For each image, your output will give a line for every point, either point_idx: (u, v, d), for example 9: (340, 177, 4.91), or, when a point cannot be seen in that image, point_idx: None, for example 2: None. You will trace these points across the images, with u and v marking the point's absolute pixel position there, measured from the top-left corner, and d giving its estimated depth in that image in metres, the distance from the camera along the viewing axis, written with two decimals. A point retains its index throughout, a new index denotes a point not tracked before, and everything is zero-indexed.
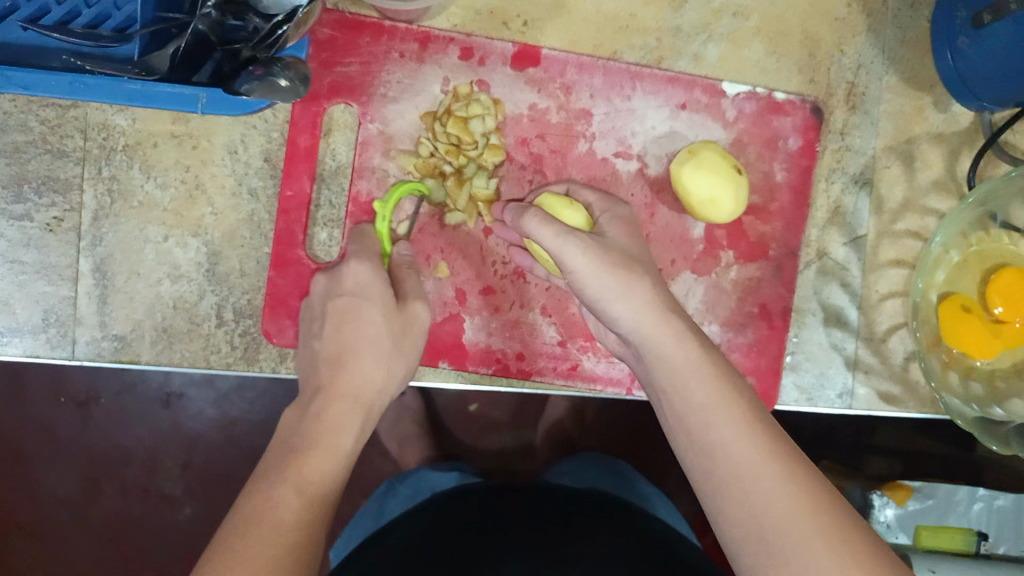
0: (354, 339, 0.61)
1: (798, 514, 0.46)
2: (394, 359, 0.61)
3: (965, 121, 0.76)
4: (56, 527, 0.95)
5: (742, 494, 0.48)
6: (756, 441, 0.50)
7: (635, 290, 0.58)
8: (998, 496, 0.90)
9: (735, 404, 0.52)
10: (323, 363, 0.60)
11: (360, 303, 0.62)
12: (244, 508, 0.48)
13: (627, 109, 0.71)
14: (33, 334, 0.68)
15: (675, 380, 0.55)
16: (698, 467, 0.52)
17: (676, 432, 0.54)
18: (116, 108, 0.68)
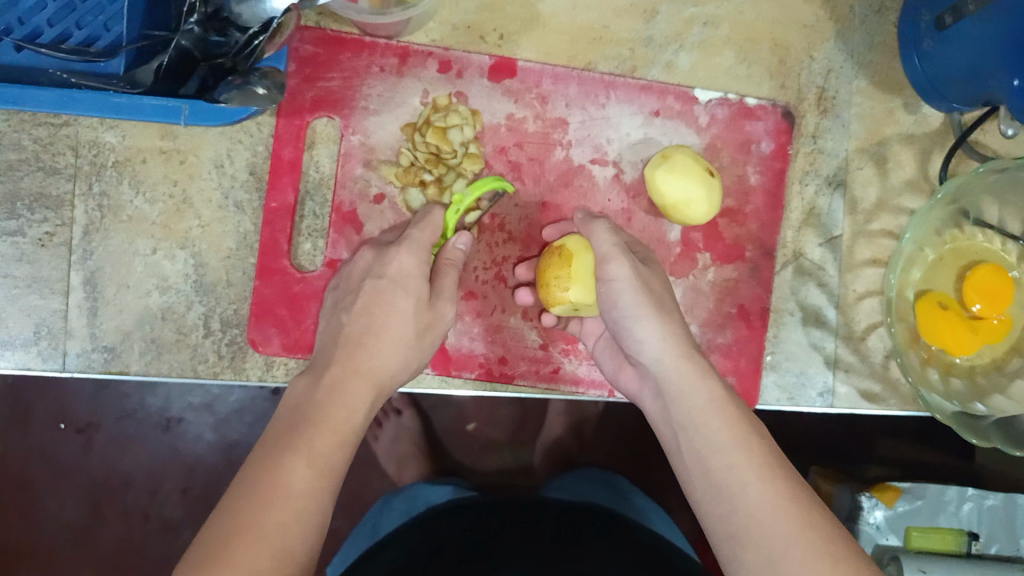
0: (382, 326, 0.60)
1: (817, 562, 0.47)
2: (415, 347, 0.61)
3: (934, 122, 0.77)
4: (47, 560, 0.92)
5: (758, 536, 0.50)
6: (773, 485, 0.52)
7: (663, 326, 0.61)
8: (987, 496, 0.89)
9: (756, 447, 0.55)
10: (344, 341, 0.59)
11: (393, 290, 0.61)
12: (252, 481, 0.47)
13: (602, 117, 0.73)
14: (24, 347, 0.70)
15: (696, 414, 0.58)
16: (714, 501, 0.54)
17: (692, 468, 0.57)
18: (106, 127, 0.71)
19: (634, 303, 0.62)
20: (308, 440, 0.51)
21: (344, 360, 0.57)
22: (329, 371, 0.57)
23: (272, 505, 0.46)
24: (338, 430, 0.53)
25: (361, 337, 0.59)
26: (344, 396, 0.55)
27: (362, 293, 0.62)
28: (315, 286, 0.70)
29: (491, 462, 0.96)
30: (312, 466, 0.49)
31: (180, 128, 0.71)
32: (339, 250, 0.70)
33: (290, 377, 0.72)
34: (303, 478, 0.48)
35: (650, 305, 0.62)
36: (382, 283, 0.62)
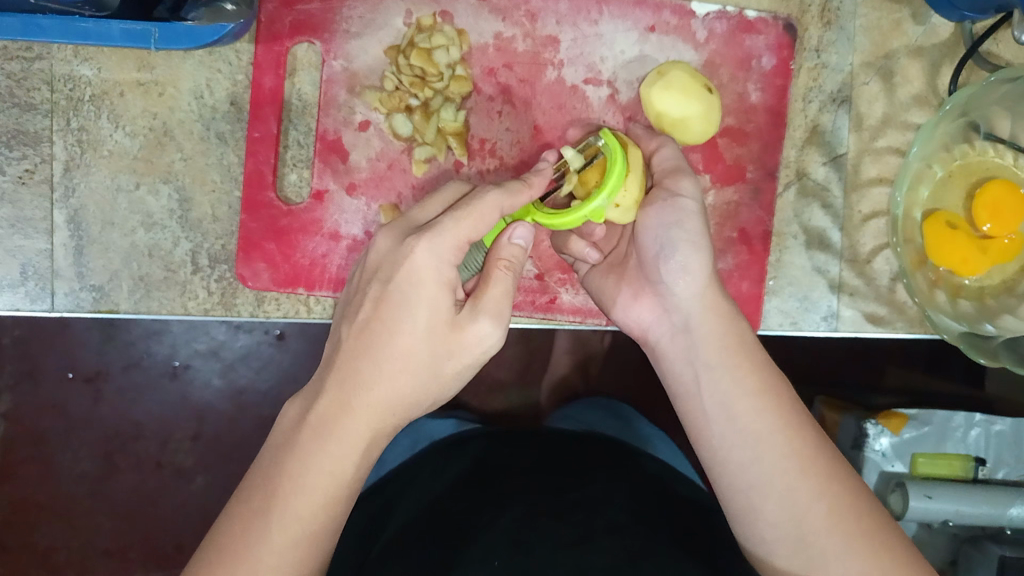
0: (388, 353, 0.52)
1: (841, 519, 0.52)
2: (431, 379, 0.54)
3: (945, 33, 0.74)
4: (77, 502, 1.06)
5: (784, 490, 0.54)
6: (802, 442, 0.55)
7: (705, 265, 0.60)
8: (995, 421, 0.86)
9: (784, 397, 0.57)
10: (341, 365, 0.52)
11: (404, 310, 0.52)
12: (230, 533, 0.49)
13: (595, 34, 0.70)
14: (12, 288, 0.69)
15: (726, 359, 0.58)
16: (740, 447, 0.56)
17: (714, 412, 0.57)
18: (81, 59, 0.69)
19: (694, 233, 0.60)
20: (283, 503, 0.49)
21: (336, 393, 0.51)
22: (318, 401, 0.51)
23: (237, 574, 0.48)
24: (321, 487, 0.50)
25: (369, 361, 0.52)
26: (334, 439, 0.51)
27: (366, 304, 0.53)
28: (303, 219, 0.69)
29: (498, 403, 1.02)
30: (284, 533, 0.49)
31: (156, 58, 0.69)
32: (326, 180, 0.69)
33: (282, 313, 0.72)
34: (274, 549, 0.49)
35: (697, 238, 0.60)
36: (393, 297, 0.52)
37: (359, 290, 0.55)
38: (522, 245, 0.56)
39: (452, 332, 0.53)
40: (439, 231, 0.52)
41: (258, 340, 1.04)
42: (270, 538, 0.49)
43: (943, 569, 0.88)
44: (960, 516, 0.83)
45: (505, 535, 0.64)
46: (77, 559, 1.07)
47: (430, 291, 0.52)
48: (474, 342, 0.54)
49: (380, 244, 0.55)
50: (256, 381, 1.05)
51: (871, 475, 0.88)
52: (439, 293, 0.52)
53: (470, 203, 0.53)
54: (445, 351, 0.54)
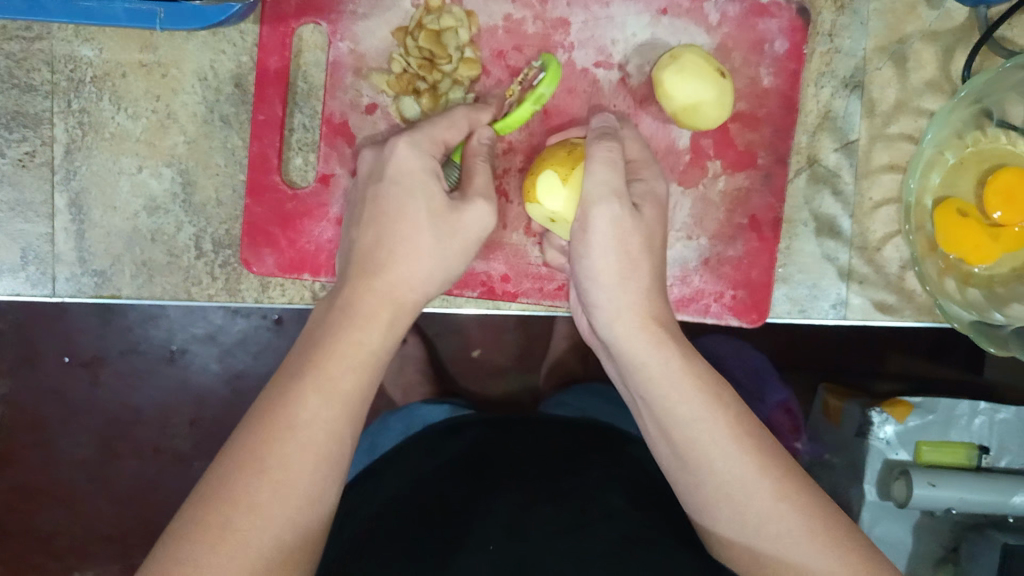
0: (400, 243, 0.58)
1: (799, 522, 0.53)
2: (439, 257, 0.59)
3: (959, 18, 0.73)
4: (73, 486, 1.06)
5: (732, 504, 0.54)
6: (745, 452, 0.55)
7: (623, 288, 0.60)
8: (1000, 408, 0.85)
9: (725, 410, 0.56)
10: (359, 264, 0.58)
11: (405, 198, 0.58)
12: (244, 456, 0.48)
13: (606, 16, 0.69)
14: (12, 273, 0.70)
15: (656, 391, 0.58)
16: (678, 466, 0.57)
17: (657, 434, 0.58)
18: (81, 39, 0.69)
19: (601, 261, 0.60)
20: (299, 435, 0.49)
21: (360, 280, 0.57)
22: (340, 297, 0.56)
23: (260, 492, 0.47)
24: (329, 440, 0.50)
25: (393, 249, 0.58)
26: (361, 328, 0.55)
27: (368, 204, 0.59)
28: (308, 204, 0.68)
29: (499, 387, 1.03)
30: (303, 468, 0.49)
31: (159, 39, 0.69)
32: (332, 164, 0.68)
33: (287, 298, 0.72)
34: (292, 478, 0.48)
35: (614, 267, 0.60)
36: (393, 188, 0.59)
37: (358, 202, 0.61)
38: (490, 143, 0.63)
39: (451, 211, 0.59)
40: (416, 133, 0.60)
41: (255, 325, 1.02)
42: (296, 476, 0.48)
43: (946, 557, 0.87)
44: (963, 504, 0.82)
45: (503, 525, 0.67)
46: (76, 544, 1.07)
47: (427, 179, 0.59)
48: (470, 221, 0.59)
49: (366, 158, 0.63)
50: (254, 366, 1.04)
51: (875, 462, 0.87)
52: (432, 181, 0.59)
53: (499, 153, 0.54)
54: (447, 229, 0.59)
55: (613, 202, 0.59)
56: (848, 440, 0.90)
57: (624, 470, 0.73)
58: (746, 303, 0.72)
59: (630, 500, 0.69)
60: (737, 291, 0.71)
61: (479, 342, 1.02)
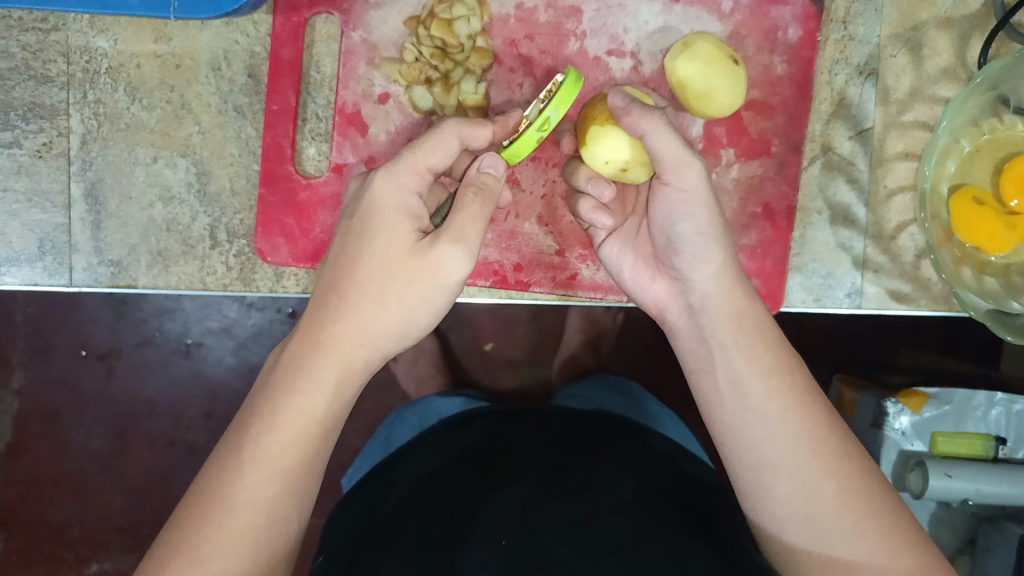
0: (358, 281, 0.56)
1: (852, 496, 0.50)
2: (392, 304, 0.56)
3: (975, 4, 0.72)
4: (89, 477, 1.07)
5: (794, 466, 0.52)
6: (815, 414, 0.53)
7: (725, 252, 0.60)
8: (1017, 400, 0.84)
9: (798, 377, 0.55)
10: (324, 295, 0.57)
11: (366, 239, 0.56)
12: (200, 507, 0.49)
13: (619, 5, 0.69)
14: (30, 262, 0.72)
15: (741, 339, 0.57)
16: (749, 426, 0.55)
17: (726, 389, 0.56)
18: (97, 30, 0.70)
19: (705, 221, 0.59)
20: (257, 442, 0.51)
21: (316, 329, 0.55)
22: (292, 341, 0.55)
23: (226, 529, 0.48)
24: (296, 423, 0.52)
25: (362, 292, 0.56)
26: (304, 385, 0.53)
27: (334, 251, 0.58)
28: (322, 193, 0.69)
29: (509, 380, 1.03)
30: (258, 470, 0.50)
31: (173, 30, 0.70)
32: (345, 154, 0.69)
33: (301, 288, 0.73)
34: (247, 487, 0.50)
35: (716, 226, 0.59)
36: (361, 230, 0.57)
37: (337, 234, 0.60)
38: (494, 174, 0.59)
39: (412, 256, 0.56)
40: (395, 164, 0.57)
41: (270, 319, 1.03)
42: (243, 476, 0.50)
43: (963, 548, 0.86)
44: (979, 496, 0.81)
45: (507, 512, 0.66)
46: (91, 536, 1.07)
47: (393, 215, 0.57)
48: (435, 266, 0.56)
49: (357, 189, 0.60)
50: (267, 358, 1.04)
51: (890, 453, 0.86)
52: (394, 222, 0.57)
53: (433, 131, 0.58)
54: (403, 274, 0.56)
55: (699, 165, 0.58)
56: (863, 430, 0.89)
57: (636, 463, 0.72)
58: (759, 292, 0.71)
59: (637, 494, 0.67)
60: (751, 279, 0.71)
61: (489, 335, 1.02)
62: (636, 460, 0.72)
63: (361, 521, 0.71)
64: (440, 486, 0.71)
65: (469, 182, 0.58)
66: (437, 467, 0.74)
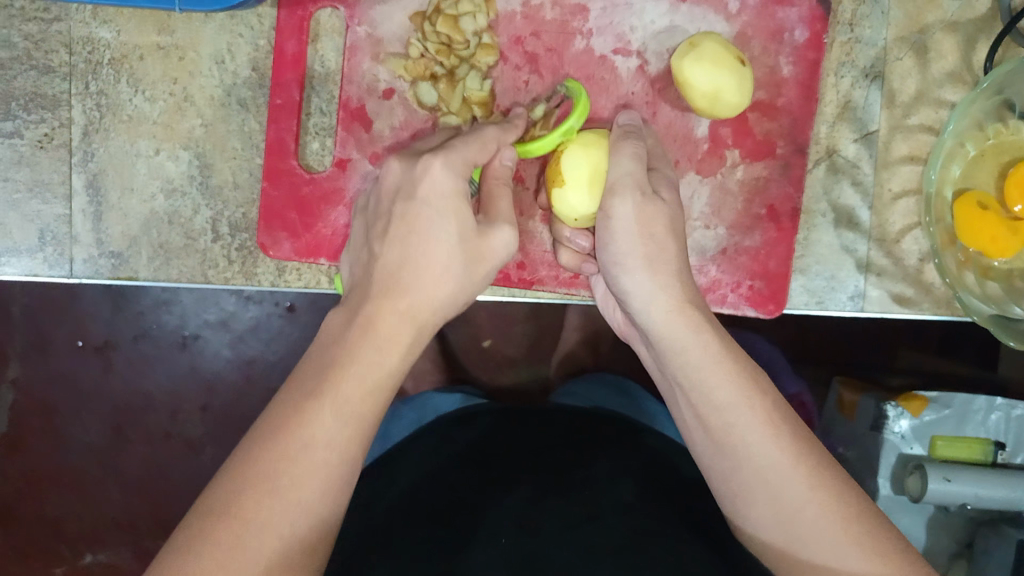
0: (423, 261, 0.52)
1: (829, 520, 0.50)
2: (462, 284, 0.54)
3: (982, 7, 0.72)
4: (85, 470, 1.06)
5: (769, 494, 0.52)
6: (786, 444, 0.52)
7: (661, 285, 0.57)
8: (1017, 405, 0.83)
9: (758, 407, 0.53)
10: (381, 278, 0.52)
11: (435, 221, 0.52)
12: (269, 435, 0.45)
13: (625, 3, 0.68)
14: (30, 253, 0.71)
15: (693, 376, 0.55)
16: (716, 459, 0.54)
17: (693, 422, 0.56)
18: (99, 21, 0.70)
19: (625, 251, 0.58)
20: (336, 386, 0.47)
21: (382, 300, 0.51)
22: (360, 309, 0.51)
23: (297, 460, 0.45)
24: (371, 374, 0.49)
25: (430, 271, 0.52)
26: (377, 342, 0.49)
27: (394, 221, 0.53)
28: (325, 188, 0.69)
29: (508, 378, 1.03)
30: (338, 411, 0.47)
31: (177, 22, 0.70)
32: (349, 149, 0.69)
33: (303, 283, 0.73)
34: (325, 430, 0.46)
35: (639, 256, 0.58)
36: (422, 210, 0.52)
37: (380, 215, 0.55)
38: (513, 166, 0.58)
39: (480, 238, 0.54)
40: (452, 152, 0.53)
41: (267, 312, 1.02)
42: (322, 416, 0.46)
43: (960, 553, 0.86)
44: (979, 501, 0.80)
45: (510, 520, 0.66)
46: (86, 529, 1.07)
47: (461, 203, 0.53)
48: (497, 247, 0.55)
49: (393, 170, 0.56)
50: (266, 352, 1.04)
51: (889, 456, 0.86)
52: (464, 206, 0.53)
53: (476, 132, 0.56)
54: (474, 254, 0.54)
55: (629, 192, 0.58)
56: (863, 433, 0.89)
57: (638, 463, 0.71)
58: (762, 293, 0.71)
59: (638, 495, 0.68)
60: (754, 281, 0.71)
61: (489, 334, 1.02)
62: (635, 455, 0.72)
63: (361, 512, 0.71)
64: (440, 489, 0.70)
65: (494, 172, 0.57)
66: (444, 469, 0.72)
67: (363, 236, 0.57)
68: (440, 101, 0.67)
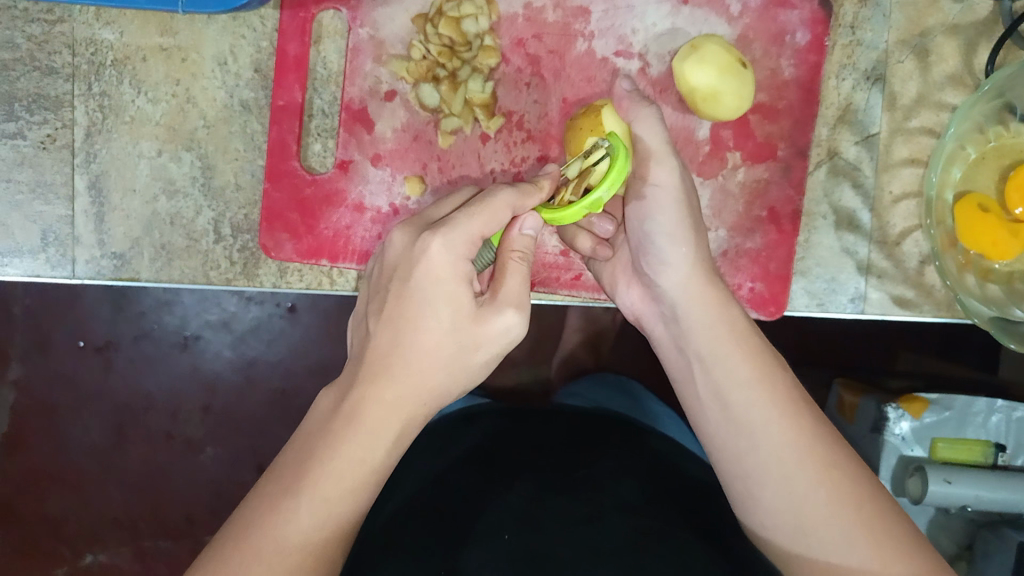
0: (416, 347, 0.51)
1: (839, 507, 0.50)
2: (456, 369, 0.53)
3: (983, 11, 0.72)
4: (85, 471, 1.06)
5: (780, 478, 0.52)
6: (800, 425, 0.53)
7: (693, 256, 0.60)
8: (1017, 407, 0.84)
9: (779, 384, 0.55)
10: (372, 361, 0.51)
11: (427, 308, 0.51)
12: (248, 523, 0.47)
13: (627, 6, 0.69)
14: (32, 254, 0.71)
15: (718, 348, 0.57)
16: (730, 438, 0.55)
17: (709, 399, 0.57)
18: (103, 23, 0.70)
19: (664, 224, 0.60)
20: (314, 481, 0.47)
21: (371, 386, 0.50)
22: (351, 393, 0.50)
23: (267, 553, 0.46)
24: (353, 471, 0.48)
25: (423, 361, 0.51)
26: (363, 435, 0.49)
27: (390, 301, 0.52)
28: (327, 189, 0.69)
29: (508, 379, 1.03)
30: (315, 513, 0.47)
31: (180, 24, 0.70)
32: (350, 151, 0.69)
33: (305, 284, 0.72)
34: (303, 527, 0.46)
35: (677, 228, 0.60)
36: (417, 294, 0.52)
37: (380, 289, 0.55)
38: (531, 236, 0.56)
39: (475, 324, 0.53)
40: (454, 228, 0.51)
41: (269, 313, 1.03)
42: (299, 516, 0.47)
43: (961, 554, 0.86)
44: (979, 502, 0.80)
45: (518, 518, 0.67)
46: (86, 529, 1.07)
47: (457, 285, 0.52)
48: (496, 333, 0.54)
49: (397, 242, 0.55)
50: (266, 354, 1.04)
51: (890, 458, 0.86)
52: (461, 288, 0.52)
53: (485, 198, 0.53)
54: (468, 341, 0.53)
55: (672, 160, 0.60)
56: (863, 437, 0.89)
57: (640, 462, 0.71)
58: (763, 295, 0.71)
59: (643, 497, 0.67)
60: (754, 283, 0.71)
61: None
62: (641, 457, 0.72)
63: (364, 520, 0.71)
64: (442, 489, 0.70)
65: (510, 246, 0.55)
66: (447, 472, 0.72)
67: (364, 308, 0.57)
68: (445, 103, 0.68)
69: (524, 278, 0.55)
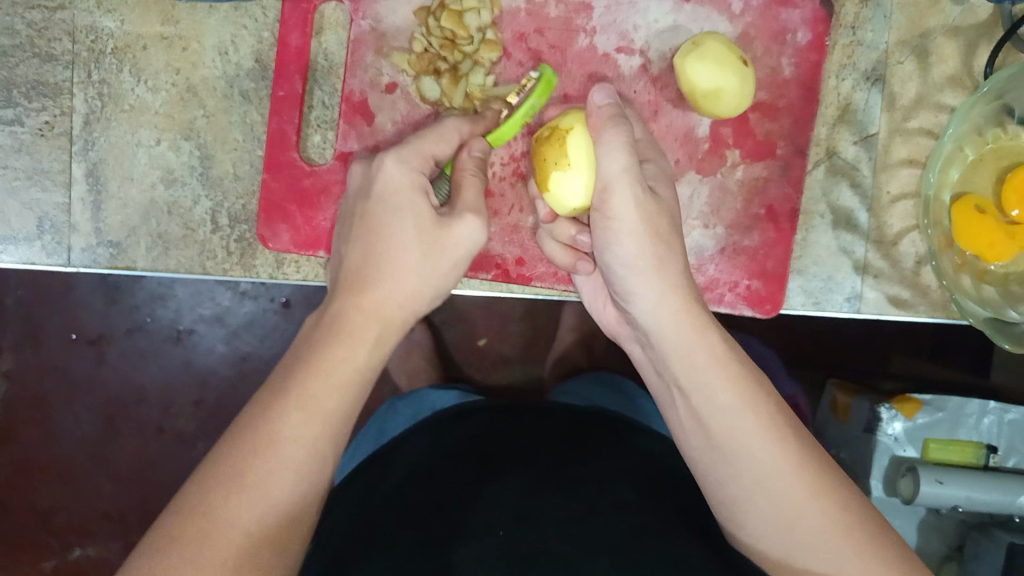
0: (388, 265, 0.57)
1: (833, 524, 0.50)
2: (427, 273, 0.58)
3: (984, 13, 0.72)
4: (76, 463, 1.06)
5: (770, 498, 0.52)
6: (784, 449, 0.52)
7: (667, 287, 0.57)
8: (1009, 409, 0.84)
9: (762, 410, 0.54)
10: (349, 278, 0.57)
11: (392, 217, 0.57)
12: (226, 470, 0.47)
13: (629, 2, 0.69)
14: (28, 241, 0.71)
15: (697, 377, 0.55)
16: (715, 465, 0.54)
17: (692, 427, 0.56)
18: (103, 11, 0.70)
19: (634, 252, 0.57)
20: (284, 408, 0.50)
21: (347, 299, 0.56)
22: (329, 307, 0.56)
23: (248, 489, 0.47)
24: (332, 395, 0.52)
25: (392, 270, 0.57)
26: (346, 343, 0.54)
27: (357, 223, 0.58)
28: (326, 180, 0.69)
29: (504, 375, 1.03)
30: (297, 437, 0.49)
31: (181, 13, 0.70)
32: (350, 142, 0.69)
33: (303, 275, 0.73)
34: (282, 455, 0.48)
35: (647, 257, 0.57)
36: (383, 213, 0.58)
37: (348, 218, 0.60)
38: (480, 157, 0.62)
39: (438, 230, 0.58)
40: (405, 151, 0.59)
41: (263, 308, 1.02)
42: (281, 443, 0.48)
43: (951, 555, 0.87)
44: (970, 502, 0.80)
45: (510, 510, 0.66)
46: (75, 521, 1.07)
47: (416, 195, 0.58)
48: (457, 237, 0.59)
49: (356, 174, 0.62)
50: (260, 348, 1.03)
51: (882, 458, 0.86)
52: (421, 198, 0.58)
53: (433, 126, 0.61)
54: (433, 250, 0.58)
55: (630, 191, 0.57)
56: (856, 436, 0.90)
57: (633, 463, 0.71)
58: (760, 293, 0.72)
59: (641, 494, 0.67)
60: (752, 280, 0.71)
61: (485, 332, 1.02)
62: (634, 459, 0.72)
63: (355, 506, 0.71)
64: (427, 483, 0.71)
65: (463, 166, 0.61)
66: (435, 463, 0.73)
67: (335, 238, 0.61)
68: (444, 94, 0.67)
69: (479, 189, 0.61)
